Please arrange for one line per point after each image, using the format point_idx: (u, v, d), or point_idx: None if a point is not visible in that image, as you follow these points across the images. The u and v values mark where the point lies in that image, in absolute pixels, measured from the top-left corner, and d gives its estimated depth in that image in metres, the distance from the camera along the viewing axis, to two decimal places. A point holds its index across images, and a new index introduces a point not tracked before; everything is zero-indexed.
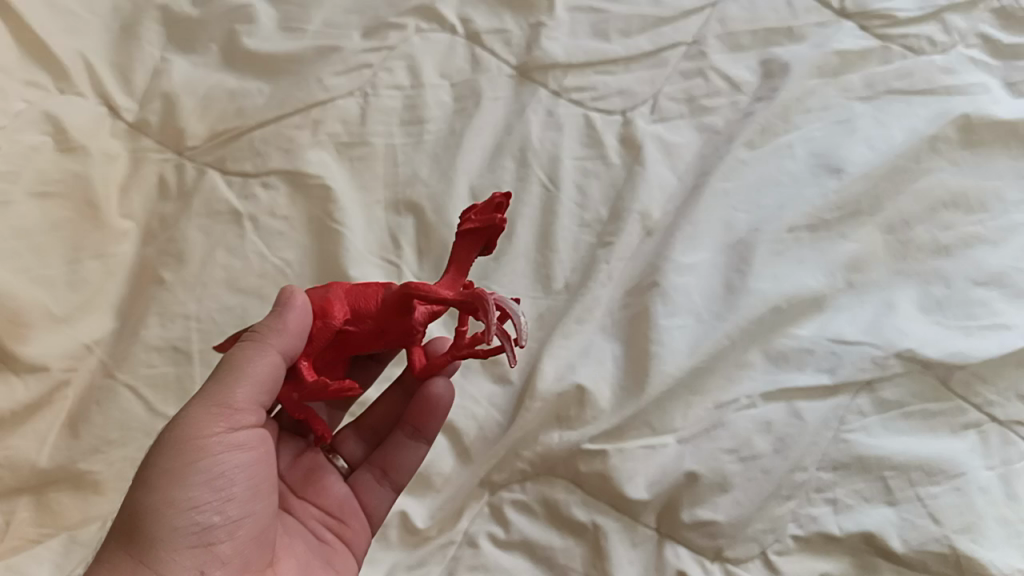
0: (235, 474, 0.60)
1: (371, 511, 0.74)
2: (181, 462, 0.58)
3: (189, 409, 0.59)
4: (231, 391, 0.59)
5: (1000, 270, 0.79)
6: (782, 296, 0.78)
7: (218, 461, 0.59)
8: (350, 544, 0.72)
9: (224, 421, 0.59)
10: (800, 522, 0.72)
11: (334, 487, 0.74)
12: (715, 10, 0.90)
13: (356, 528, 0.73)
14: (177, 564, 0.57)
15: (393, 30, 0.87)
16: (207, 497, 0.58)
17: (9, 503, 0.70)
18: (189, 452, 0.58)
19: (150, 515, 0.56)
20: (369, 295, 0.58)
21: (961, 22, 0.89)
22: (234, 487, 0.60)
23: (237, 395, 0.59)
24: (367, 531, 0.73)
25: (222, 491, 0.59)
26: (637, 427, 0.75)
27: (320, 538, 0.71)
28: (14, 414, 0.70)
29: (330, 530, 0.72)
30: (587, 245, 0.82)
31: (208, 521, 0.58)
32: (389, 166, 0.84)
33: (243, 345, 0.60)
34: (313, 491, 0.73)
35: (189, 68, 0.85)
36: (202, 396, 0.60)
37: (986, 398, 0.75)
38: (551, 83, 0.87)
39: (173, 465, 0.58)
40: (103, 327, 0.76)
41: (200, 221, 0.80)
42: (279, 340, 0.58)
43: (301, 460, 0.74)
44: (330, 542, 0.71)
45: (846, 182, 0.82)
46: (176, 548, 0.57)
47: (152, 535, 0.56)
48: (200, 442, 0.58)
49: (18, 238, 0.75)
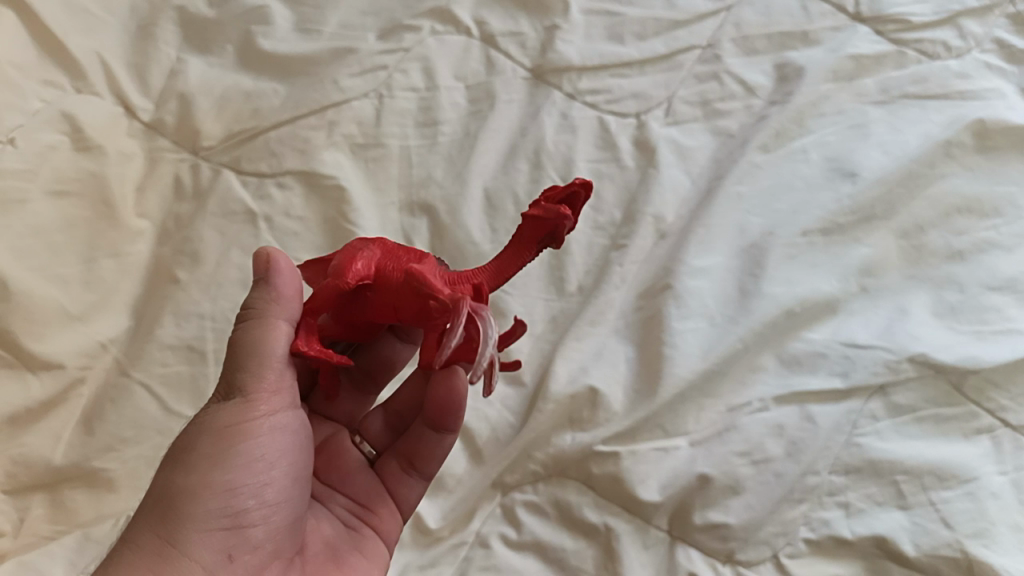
0: (272, 458, 0.60)
1: (401, 500, 0.72)
2: (220, 445, 0.58)
3: (229, 391, 0.59)
4: (265, 373, 0.59)
5: (1012, 276, 0.79)
6: (796, 301, 0.78)
7: (257, 446, 0.59)
8: (381, 532, 0.71)
9: (264, 405, 0.59)
10: (812, 525, 0.72)
11: (360, 475, 0.72)
12: (730, 14, 0.90)
13: (386, 517, 0.71)
14: (209, 546, 0.57)
15: (409, 31, 0.87)
16: (243, 481, 0.58)
17: (24, 500, 0.71)
18: (228, 436, 0.58)
19: (186, 496, 0.57)
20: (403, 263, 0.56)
21: (976, 28, 0.89)
22: (271, 472, 0.60)
23: (270, 377, 0.59)
24: (399, 520, 0.72)
25: (259, 475, 0.59)
26: (650, 429, 0.76)
27: (350, 527, 0.70)
28: (28, 411, 0.71)
29: (359, 519, 0.71)
30: (600, 247, 0.83)
31: (243, 504, 0.58)
32: (404, 168, 0.84)
33: (262, 318, 0.59)
34: (340, 477, 0.72)
35: (205, 68, 0.85)
36: (237, 374, 0.59)
37: (999, 404, 0.75)
38: (566, 85, 0.87)
39: (212, 449, 0.58)
40: (117, 325, 0.76)
41: (215, 221, 0.80)
42: (280, 309, 0.60)
43: (326, 445, 0.73)
44: (362, 530, 0.70)
45: (861, 187, 0.82)
46: (208, 530, 0.57)
47: (186, 516, 0.56)
48: (239, 425, 0.58)
49: (35, 236, 0.75)
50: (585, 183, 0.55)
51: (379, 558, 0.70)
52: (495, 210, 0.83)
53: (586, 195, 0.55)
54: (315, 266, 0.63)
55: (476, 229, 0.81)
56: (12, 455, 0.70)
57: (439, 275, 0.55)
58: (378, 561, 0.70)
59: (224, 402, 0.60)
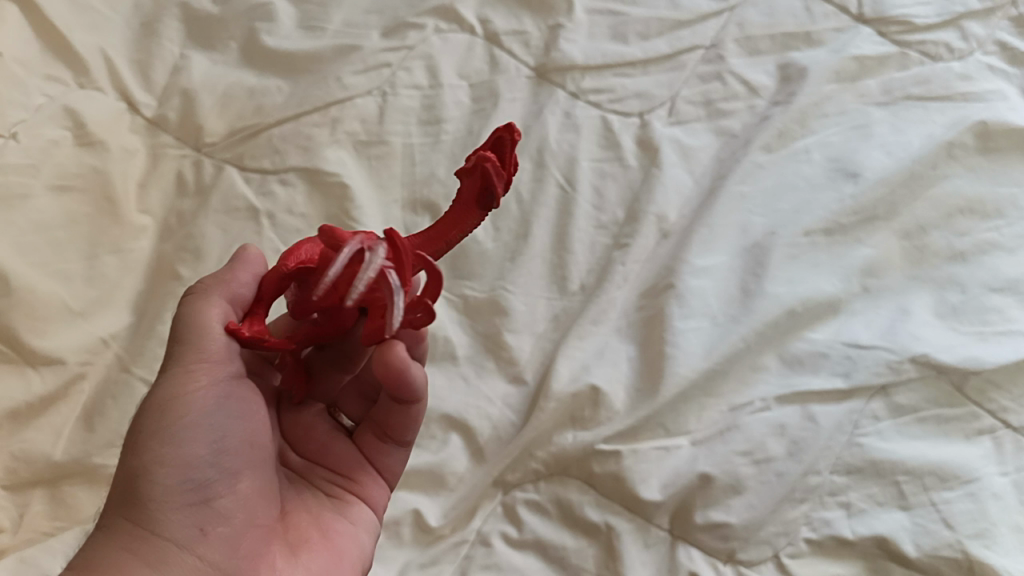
0: (225, 426, 0.59)
1: (383, 467, 0.70)
2: (167, 421, 0.57)
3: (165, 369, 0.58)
4: (203, 344, 0.58)
5: (1014, 277, 0.79)
6: (799, 300, 0.78)
7: (207, 414, 0.58)
8: (367, 498, 0.69)
9: (206, 375, 0.58)
10: (814, 525, 0.72)
11: (337, 444, 0.70)
12: (733, 14, 0.90)
13: (370, 484, 0.69)
14: (177, 523, 0.56)
15: (413, 29, 0.87)
16: (199, 452, 0.57)
17: (24, 495, 0.70)
18: (174, 409, 0.57)
19: (144, 477, 0.55)
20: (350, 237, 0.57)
21: (979, 30, 0.89)
22: (226, 439, 0.59)
23: (211, 347, 0.59)
24: (384, 490, 0.71)
25: (214, 444, 0.58)
26: (652, 428, 0.76)
27: (331, 495, 0.68)
28: (29, 406, 0.71)
29: (340, 487, 0.69)
30: (603, 246, 0.83)
31: (205, 475, 0.57)
32: (407, 166, 0.84)
33: (199, 296, 0.60)
34: (315, 449, 0.69)
35: (208, 65, 0.86)
36: (177, 351, 0.58)
37: (1000, 404, 0.75)
38: (569, 84, 0.88)
39: (159, 424, 0.56)
40: (119, 322, 0.76)
41: (217, 217, 0.80)
42: (222, 288, 0.60)
43: (300, 419, 0.69)
44: (344, 497, 0.68)
45: (864, 188, 0.83)
46: (173, 506, 0.56)
47: (148, 497, 0.55)
48: (184, 397, 0.57)
49: (38, 231, 0.75)
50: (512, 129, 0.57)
51: (368, 525, 0.68)
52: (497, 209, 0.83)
53: (508, 140, 0.57)
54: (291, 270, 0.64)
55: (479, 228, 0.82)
56: (12, 450, 0.70)
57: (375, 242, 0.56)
58: (367, 526, 0.68)
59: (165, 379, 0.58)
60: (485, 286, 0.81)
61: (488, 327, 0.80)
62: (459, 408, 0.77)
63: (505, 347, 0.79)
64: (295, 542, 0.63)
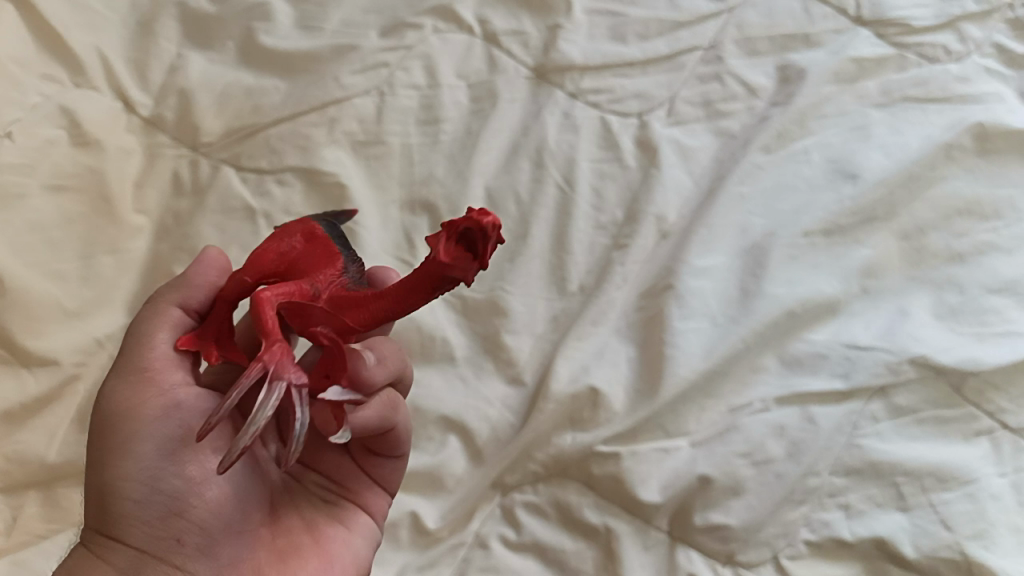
0: (184, 436, 0.56)
1: (375, 473, 0.68)
2: (122, 435, 0.55)
3: (117, 381, 0.56)
4: (147, 355, 0.56)
5: (1013, 278, 0.80)
6: (798, 301, 0.78)
7: (159, 425, 0.55)
8: (362, 503, 0.67)
9: (154, 387, 0.56)
10: (813, 526, 0.72)
11: (329, 450, 0.67)
12: (732, 15, 0.90)
13: (363, 490, 0.67)
14: (145, 535, 0.55)
15: (412, 29, 0.87)
16: (159, 465, 0.55)
17: (18, 497, 0.70)
18: (123, 425, 0.55)
19: (108, 493, 0.54)
20: (313, 262, 0.50)
21: (977, 32, 0.89)
22: (188, 449, 0.56)
23: (154, 357, 0.56)
24: (382, 496, 0.68)
25: (175, 455, 0.56)
26: (652, 429, 0.75)
27: (325, 499, 0.66)
28: (24, 407, 0.70)
29: (334, 492, 0.67)
30: (602, 246, 0.82)
31: (171, 487, 0.55)
32: (405, 166, 0.84)
33: (152, 306, 0.58)
34: (309, 451, 0.67)
35: (206, 64, 0.85)
36: (127, 362, 0.56)
37: (998, 405, 0.75)
38: (568, 85, 0.87)
39: (111, 441, 0.55)
40: (115, 322, 0.75)
41: (214, 217, 0.79)
42: (170, 296, 0.58)
43: None
44: (338, 502, 0.66)
45: (862, 189, 0.83)
46: (139, 518, 0.55)
47: (115, 512, 0.54)
48: (138, 411, 0.55)
49: (33, 231, 0.75)
50: (486, 225, 0.42)
51: (364, 530, 0.66)
52: (496, 209, 0.83)
53: (481, 231, 0.42)
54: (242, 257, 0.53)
55: None
56: (8, 451, 0.69)
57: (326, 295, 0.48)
58: (361, 531, 0.66)
59: (119, 389, 0.56)
60: (484, 287, 0.80)
61: (487, 327, 0.79)
62: (458, 409, 0.76)
63: (504, 348, 0.78)
64: (285, 547, 0.61)
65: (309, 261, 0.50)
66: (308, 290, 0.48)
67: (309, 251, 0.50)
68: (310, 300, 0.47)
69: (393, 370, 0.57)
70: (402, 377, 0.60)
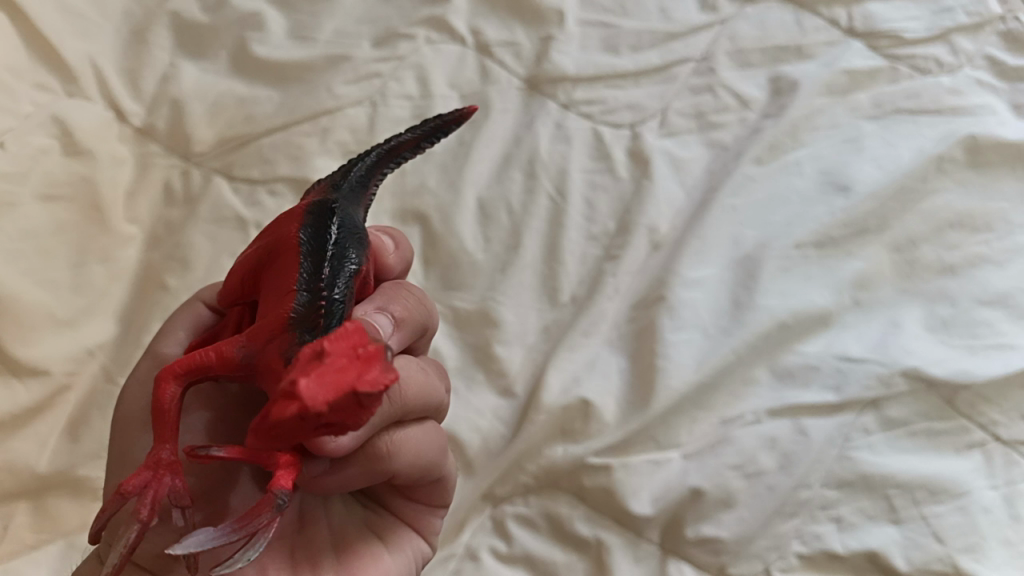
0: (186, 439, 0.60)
1: (418, 499, 0.66)
2: (125, 439, 0.59)
3: (132, 383, 0.61)
4: (165, 352, 0.61)
5: (1004, 291, 0.79)
6: (789, 313, 0.78)
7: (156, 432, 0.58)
8: (404, 519, 0.66)
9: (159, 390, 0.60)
10: (804, 539, 0.72)
11: None
12: (724, 27, 0.90)
13: (407, 511, 0.66)
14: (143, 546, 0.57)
15: (404, 40, 0.87)
16: None
17: (7, 508, 0.69)
18: (132, 424, 0.59)
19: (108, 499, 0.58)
20: (270, 306, 0.52)
21: (968, 44, 0.89)
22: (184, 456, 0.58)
23: (168, 352, 0.61)
24: (424, 510, 0.67)
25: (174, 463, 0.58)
26: (641, 442, 0.75)
27: (366, 510, 0.65)
28: (14, 417, 0.69)
29: (376, 506, 0.66)
30: (594, 257, 0.82)
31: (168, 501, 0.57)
32: (398, 177, 0.84)
33: (183, 310, 0.65)
34: None
35: (199, 74, 0.85)
36: (144, 364, 0.62)
37: (991, 418, 0.75)
38: (560, 96, 0.87)
39: (118, 446, 0.59)
40: (106, 331, 0.75)
41: (206, 226, 0.79)
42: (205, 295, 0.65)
43: None
44: (381, 518, 0.66)
45: (854, 201, 0.83)
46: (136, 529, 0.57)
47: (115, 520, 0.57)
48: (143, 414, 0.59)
49: (23, 239, 0.74)
50: (293, 413, 0.41)
51: (402, 549, 0.64)
52: (488, 220, 0.83)
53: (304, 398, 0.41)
54: (240, 269, 0.58)
55: (469, 237, 0.82)
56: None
57: (262, 357, 0.50)
58: (397, 550, 0.64)
59: (132, 392, 0.61)
60: (476, 297, 0.80)
61: (478, 337, 0.79)
62: (449, 419, 0.76)
63: (495, 358, 0.78)
64: (303, 561, 0.60)
65: (272, 297, 0.53)
66: (232, 355, 0.51)
67: (274, 279, 0.54)
68: (236, 366, 0.51)
69: (376, 426, 0.53)
70: (391, 423, 0.55)
